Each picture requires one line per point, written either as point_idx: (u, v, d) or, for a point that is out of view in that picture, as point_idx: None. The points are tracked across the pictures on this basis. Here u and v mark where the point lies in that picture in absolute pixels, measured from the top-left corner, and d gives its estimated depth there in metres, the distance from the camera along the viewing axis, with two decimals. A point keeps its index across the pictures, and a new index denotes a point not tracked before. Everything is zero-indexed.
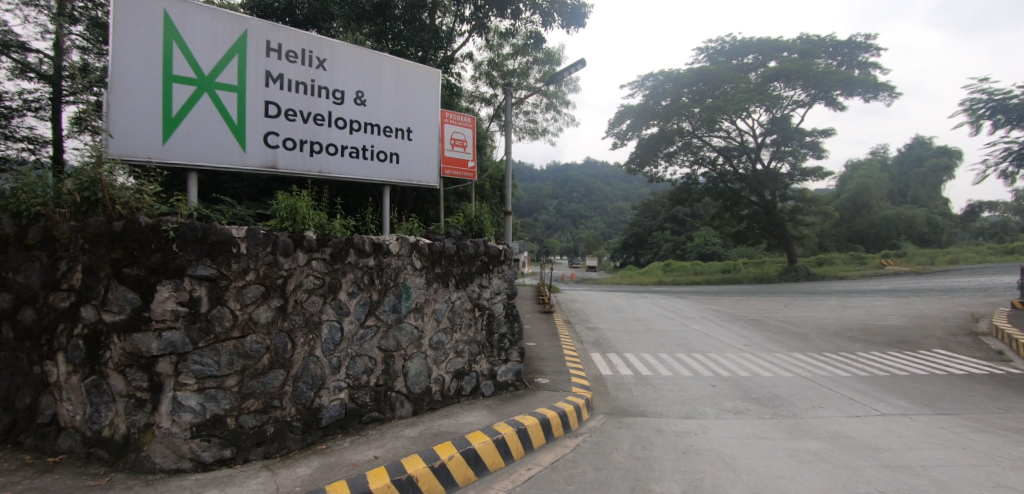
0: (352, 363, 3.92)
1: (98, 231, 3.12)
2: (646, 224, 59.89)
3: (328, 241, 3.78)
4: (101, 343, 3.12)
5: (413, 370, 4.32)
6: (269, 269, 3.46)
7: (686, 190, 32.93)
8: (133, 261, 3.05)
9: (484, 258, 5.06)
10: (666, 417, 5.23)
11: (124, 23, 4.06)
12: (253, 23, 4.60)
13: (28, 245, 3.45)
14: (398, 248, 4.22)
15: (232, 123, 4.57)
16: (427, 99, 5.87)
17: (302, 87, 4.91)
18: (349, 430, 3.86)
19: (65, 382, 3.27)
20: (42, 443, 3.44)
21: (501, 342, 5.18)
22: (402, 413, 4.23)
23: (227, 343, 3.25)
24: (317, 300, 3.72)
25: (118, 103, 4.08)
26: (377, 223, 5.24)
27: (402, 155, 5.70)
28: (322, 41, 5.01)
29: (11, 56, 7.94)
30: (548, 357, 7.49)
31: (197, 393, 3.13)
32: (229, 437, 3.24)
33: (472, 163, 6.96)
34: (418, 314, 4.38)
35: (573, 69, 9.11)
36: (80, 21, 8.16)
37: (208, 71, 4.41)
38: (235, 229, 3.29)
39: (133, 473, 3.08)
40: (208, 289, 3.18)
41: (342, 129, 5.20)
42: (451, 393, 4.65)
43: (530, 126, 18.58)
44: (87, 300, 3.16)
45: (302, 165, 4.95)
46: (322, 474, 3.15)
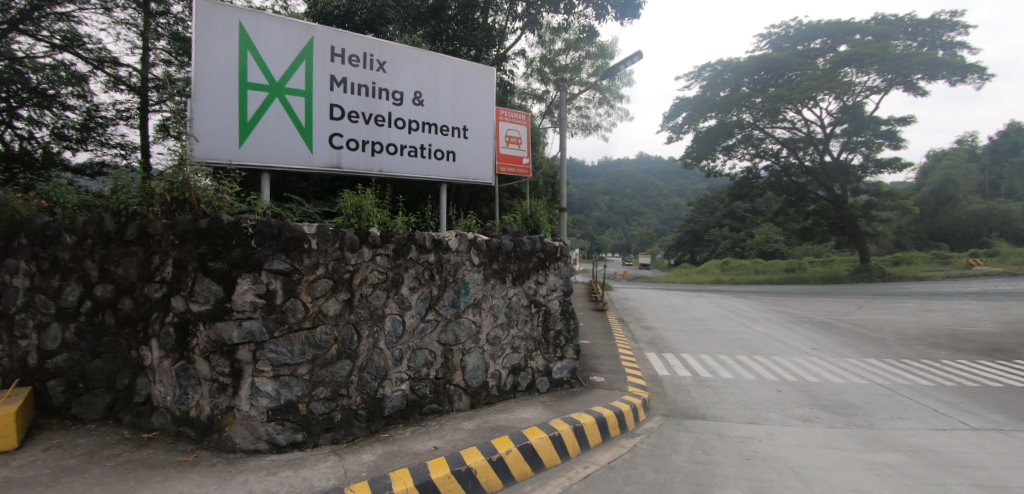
0: (413, 356, 4.04)
1: (186, 228, 3.38)
2: (703, 220, 57.82)
3: (391, 238, 3.92)
4: (189, 330, 3.39)
5: (470, 364, 4.40)
6: (337, 264, 3.63)
7: (747, 184, 31.48)
8: (217, 256, 3.29)
9: (540, 254, 5.06)
10: (729, 422, 5.04)
11: (205, 35, 4.38)
12: (319, 30, 4.84)
13: (127, 241, 3.75)
14: (457, 244, 4.31)
15: (301, 125, 4.81)
16: (483, 98, 5.95)
17: (364, 89, 5.10)
18: (410, 421, 3.99)
19: (158, 366, 3.58)
20: (137, 421, 3.79)
21: (557, 339, 5.17)
22: (460, 405, 4.32)
23: (299, 333, 3.43)
24: (380, 294, 3.87)
25: (200, 108, 4.39)
26: (435, 220, 5.35)
27: (458, 153, 5.80)
28: (382, 45, 5.19)
29: (105, 71, 8.80)
30: (603, 355, 7.40)
31: (272, 379, 3.34)
32: (301, 422, 3.43)
33: (527, 160, 6.89)
34: (476, 310, 4.46)
35: (628, 62, 8.93)
36: (163, 36, 8.84)
37: (279, 77, 4.68)
38: (307, 226, 3.48)
39: (216, 452, 3.33)
40: (283, 282, 3.38)
41: (402, 129, 5.36)
42: (508, 389, 4.70)
43: (583, 121, 18.40)
44: (177, 291, 3.44)
45: (364, 165, 5.14)
46: (387, 461, 3.28)
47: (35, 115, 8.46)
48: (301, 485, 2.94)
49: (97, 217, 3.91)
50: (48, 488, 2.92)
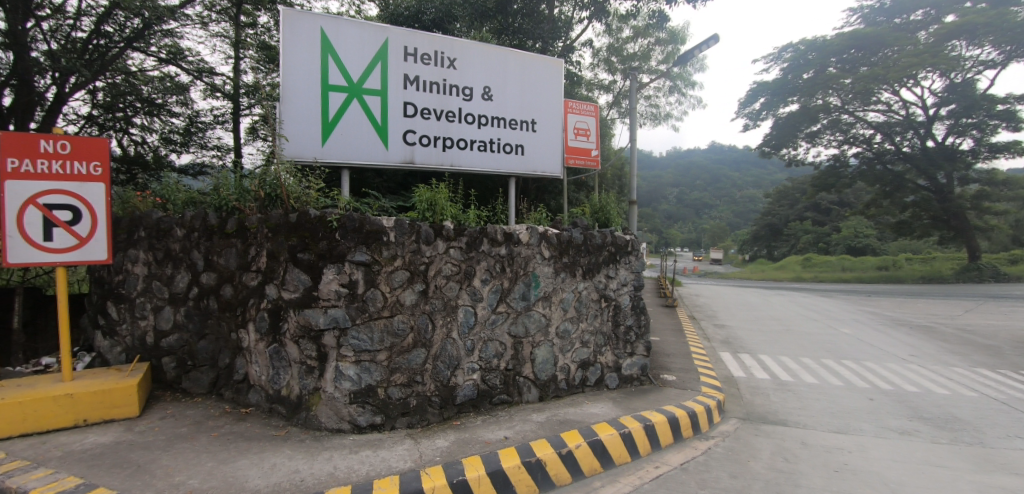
0: (485, 347, 4.13)
1: (278, 221, 3.66)
2: (782, 213, 54.27)
3: (463, 231, 4.01)
4: (281, 316, 3.66)
5: (540, 357, 4.43)
6: (414, 257, 3.77)
7: (834, 173, 29.12)
8: (305, 247, 3.52)
9: (611, 248, 4.98)
10: (813, 430, 4.71)
11: (292, 42, 4.69)
12: (393, 31, 5.03)
13: (227, 234, 4.11)
14: (528, 237, 4.33)
15: (377, 123, 5.02)
16: (551, 90, 5.92)
17: (436, 86, 5.24)
18: (480, 410, 4.09)
19: (254, 348, 3.91)
20: (236, 397, 4.16)
21: (627, 335, 5.06)
22: (529, 398, 4.36)
23: (379, 321, 3.61)
24: (454, 286, 3.98)
25: (288, 110, 4.70)
26: (505, 213, 5.40)
27: (527, 146, 5.81)
28: (453, 42, 5.32)
29: (204, 80, 9.61)
30: (674, 353, 7.17)
31: (354, 364, 3.53)
32: (380, 406, 3.62)
33: (595, 152, 6.77)
34: (546, 303, 4.46)
35: (702, 46, 8.50)
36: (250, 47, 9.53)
37: (357, 78, 4.92)
38: (386, 219, 3.65)
39: (304, 429, 3.59)
40: (364, 273, 3.56)
41: (471, 124, 5.45)
42: (576, 383, 4.68)
43: (653, 111, 17.81)
44: (270, 280, 3.72)
45: (436, 160, 5.27)
46: (459, 448, 3.38)
47: (147, 122, 9.47)
48: (380, 465, 3.11)
49: (202, 212, 4.33)
50: (165, 452, 3.28)
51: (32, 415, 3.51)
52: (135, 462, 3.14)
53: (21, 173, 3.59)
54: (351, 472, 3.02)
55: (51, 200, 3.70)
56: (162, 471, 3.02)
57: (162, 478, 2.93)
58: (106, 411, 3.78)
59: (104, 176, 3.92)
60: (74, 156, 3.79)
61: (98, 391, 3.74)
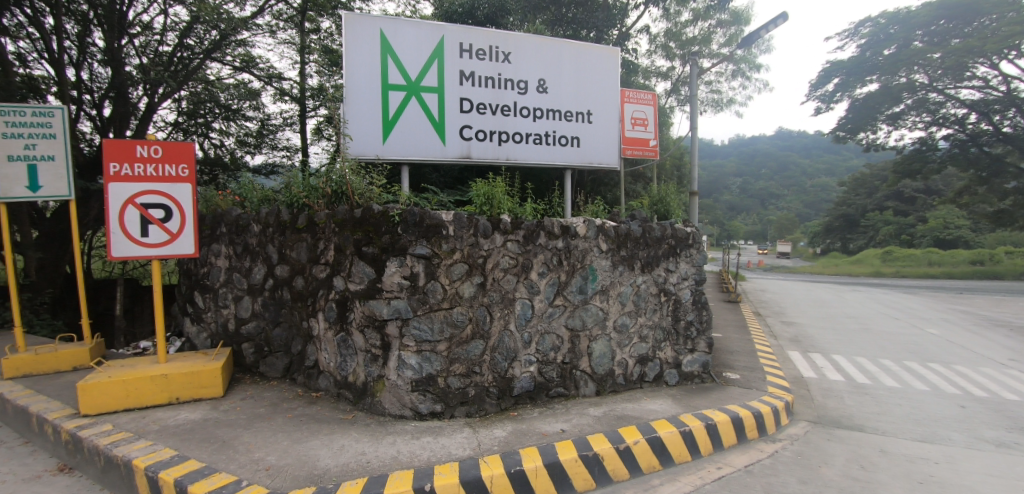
0: (542, 340, 4.15)
1: (345, 217, 3.84)
2: (859, 202, 50.50)
3: (520, 224, 4.04)
4: (348, 306, 3.85)
5: (597, 351, 4.39)
6: (472, 250, 3.85)
7: (919, 158, 26.72)
8: (369, 241, 3.67)
9: (670, 241, 4.85)
10: (894, 437, 4.39)
11: (354, 44, 4.89)
12: (449, 28, 5.12)
13: (298, 229, 4.36)
14: (585, 230, 4.30)
15: (435, 120, 5.13)
16: (607, 80, 5.82)
17: (491, 81, 5.29)
18: (537, 402, 4.12)
19: (323, 336, 4.13)
20: (307, 381, 4.43)
21: (688, 330, 4.91)
22: (586, 391, 4.35)
23: (439, 313, 3.72)
24: (511, 278, 4.02)
25: (351, 110, 4.90)
26: (560, 207, 5.38)
27: (583, 138, 5.74)
28: (507, 37, 5.33)
29: (274, 85, 10.21)
30: (737, 351, 6.89)
31: (416, 353, 3.66)
32: (440, 394, 3.74)
33: (654, 142, 6.58)
34: (604, 297, 4.42)
35: (769, 26, 8.03)
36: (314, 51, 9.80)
37: (415, 76, 5.05)
38: (445, 213, 3.74)
39: (370, 414, 3.77)
40: (424, 266, 3.67)
41: (527, 117, 5.46)
42: (634, 378, 4.60)
43: (714, 97, 17.06)
44: (337, 272, 3.92)
45: (492, 154, 5.32)
46: (516, 438, 3.43)
47: (225, 127, 10.22)
48: (441, 452, 3.21)
49: (276, 209, 4.61)
50: (246, 430, 3.56)
51: (133, 392, 3.90)
52: (221, 438, 3.42)
53: (122, 175, 3.98)
54: (414, 456, 3.14)
55: (147, 200, 4.08)
56: (244, 447, 3.28)
57: (244, 454, 3.18)
58: (195, 391, 4.15)
59: (191, 177, 4.27)
60: (165, 160, 4.15)
61: (188, 373, 4.10)
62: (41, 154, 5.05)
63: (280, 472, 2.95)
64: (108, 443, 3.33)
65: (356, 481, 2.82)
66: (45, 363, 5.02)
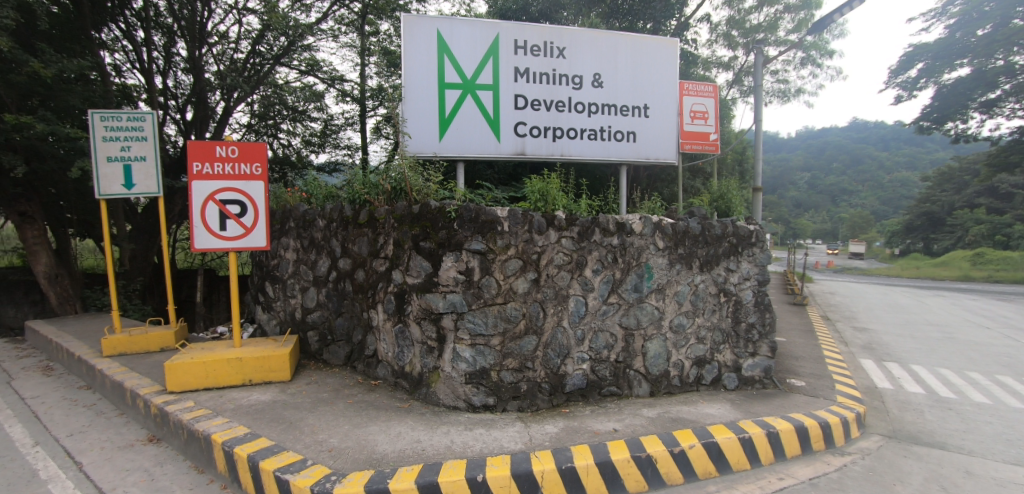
0: (595, 337, 4.12)
1: (404, 212, 3.97)
2: (945, 199, 46.30)
3: (575, 221, 4.02)
4: (406, 299, 3.98)
5: (652, 351, 4.30)
6: (527, 246, 3.87)
7: (1018, 149, 24.14)
8: (427, 236, 3.78)
9: (731, 239, 4.65)
10: (981, 457, 4.02)
11: (412, 45, 5.03)
12: (504, 26, 5.15)
13: (360, 224, 4.54)
14: (641, 227, 4.22)
15: (490, 117, 5.19)
16: (665, 73, 5.66)
17: (545, 77, 5.28)
18: (590, 400, 4.10)
19: (382, 326, 4.29)
20: (367, 370, 4.62)
21: (749, 333, 4.69)
22: (640, 392, 4.27)
23: (493, 307, 3.77)
24: (565, 275, 4.01)
25: (409, 109, 5.05)
26: (615, 203, 5.31)
27: (639, 133, 5.62)
28: (562, 31, 5.30)
29: (337, 87, 10.68)
30: (803, 357, 6.52)
31: (470, 347, 3.73)
32: (493, 388, 3.79)
33: (715, 136, 6.31)
34: (660, 296, 4.32)
35: (844, 8, 7.50)
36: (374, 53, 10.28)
37: (470, 75, 5.12)
38: (500, 210, 3.78)
39: (425, 403, 3.89)
40: (479, 261, 3.73)
41: (581, 112, 5.41)
42: (691, 380, 4.46)
43: (781, 87, 16.18)
44: (396, 266, 4.06)
45: (546, 150, 5.32)
46: (568, 435, 3.43)
47: (292, 128, 10.83)
48: (493, 444, 3.27)
49: (340, 205, 4.83)
50: (311, 413, 3.76)
51: (211, 373, 4.22)
52: (288, 419, 3.64)
53: (203, 174, 4.30)
54: (467, 447, 3.21)
55: (225, 196, 4.39)
56: (309, 429, 3.47)
57: (309, 435, 3.37)
58: (265, 374, 4.43)
59: (263, 175, 4.54)
60: (240, 159, 4.44)
61: (259, 357, 4.38)
62: (134, 155, 5.55)
63: (341, 454, 3.11)
64: (190, 419, 3.63)
65: (412, 467, 2.93)
66: (136, 344, 5.51)
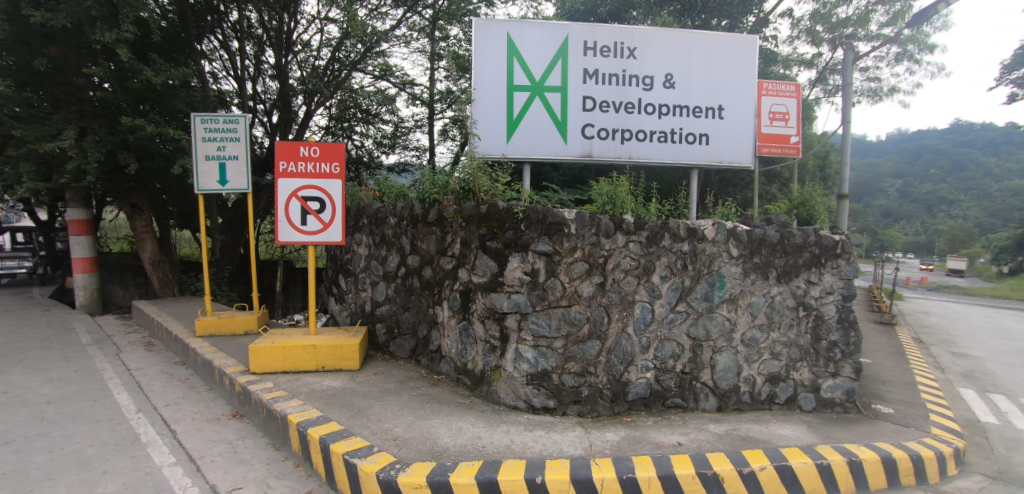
0: (661, 345, 4.00)
1: (472, 212, 4.06)
2: None
3: (644, 225, 3.93)
4: (470, 297, 4.06)
5: (721, 364, 4.11)
6: (593, 249, 3.83)
7: None
8: (493, 236, 3.84)
9: (813, 249, 4.28)
10: None
11: (482, 48, 5.13)
12: (573, 27, 5.12)
13: (429, 222, 4.68)
14: (714, 234, 4.05)
15: (558, 119, 5.18)
16: (743, 73, 5.39)
17: (615, 78, 5.19)
18: (652, 410, 3.98)
19: (447, 323, 4.39)
20: (430, 364, 4.74)
21: (831, 352, 4.32)
22: (706, 406, 4.09)
23: (557, 310, 3.76)
24: (632, 280, 3.92)
25: (479, 111, 5.15)
26: (685, 207, 5.11)
27: (712, 135, 5.38)
28: (634, 31, 5.18)
29: (408, 91, 11.08)
30: (890, 381, 5.98)
31: (532, 348, 3.75)
32: (554, 390, 3.78)
33: (796, 139, 5.91)
34: (732, 306, 4.11)
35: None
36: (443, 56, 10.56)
37: (539, 77, 5.14)
38: (567, 211, 3.77)
39: (485, 401, 3.95)
40: (545, 262, 3.73)
41: (651, 114, 5.27)
42: (762, 398, 4.20)
43: (872, 85, 14.94)
44: (462, 264, 4.15)
45: (614, 152, 5.23)
46: (630, 444, 3.35)
47: (365, 129, 11.36)
48: (553, 447, 3.25)
49: (410, 204, 5.01)
50: (378, 402, 3.92)
51: (289, 357, 4.51)
52: (357, 406, 3.82)
53: (288, 172, 4.61)
54: (526, 448, 3.22)
55: (307, 193, 4.67)
56: (375, 417, 3.62)
57: (376, 422, 3.52)
58: (337, 362, 4.66)
59: (341, 174, 4.77)
60: (321, 159, 4.69)
61: (332, 346, 4.61)
62: (229, 154, 6.03)
63: (405, 443, 3.22)
64: (270, 398, 3.89)
65: (472, 462, 2.97)
66: (225, 326, 6.00)
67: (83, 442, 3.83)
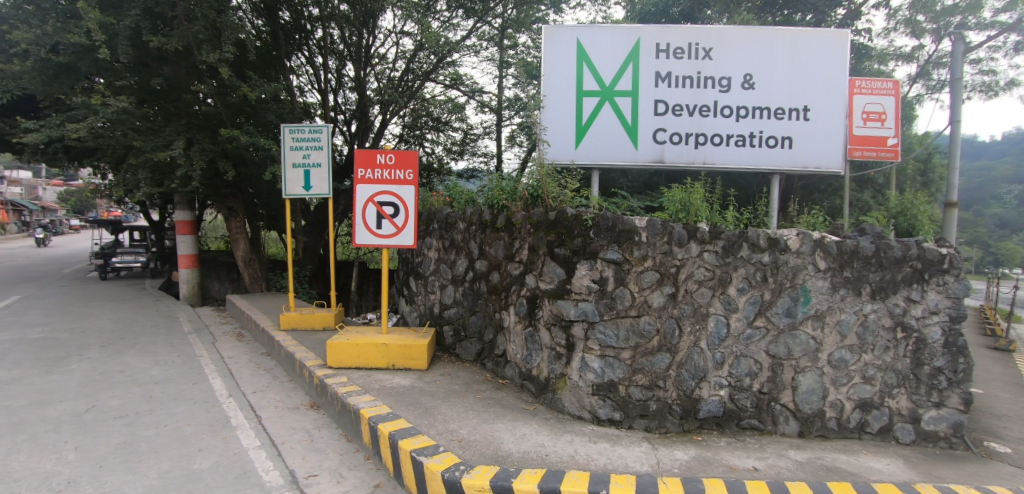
0: (736, 362, 3.77)
1: (541, 219, 4.12)
2: None
3: (720, 234, 3.75)
4: (537, 303, 4.09)
5: (804, 385, 3.80)
6: (665, 258, 3.72)
7: None
8: (562, 243, 3.88)
9: (915, 263, 3.80)
10: None
11: (552, 56, 5.15)
12: (645, 30, 4.99)
13: (497, 228, 4.75)
14: (799, 244, 3.73)
15: (628, 124, 5.07)
16: (833, 71, 4.98)
17: (689, 81, 5.00)
18: (725, 430, 3.78)
19: (513, 328, 4.42)
20: (495, 368, 4.78)
21: (935, 379, 3.85)
22: (787, 430, 3.80)
23: (625, 319, 3.69)
24: (706, 291, 3.75)
25: (548, 118, 5.19)
26: (765, 215, 4.79)
27: (797, 138, 5.00)
28: (710, 31, 4.95)
29: (478, 98, 11.32)
30: (1009, 416, 5.26)
31: (599, 357, 3.69)
32: (620, 403, 3.69)
33: (895, 141, 5.40)
34: (818, 323, 3.77)
35: None
36: (512, 64, 10.68)
37: (609, 81, 5.06)
38: (638, 219, 3.71)
39: (550, 409, 3.94)
40: (614, 271, 3.70)
41: (728, 117, 5.00)
42: (851, 426, 3.84)
43: (986, 78, 13.34)
44: (530, 270, 4.19)
45: (687, 158, 5.03)
46: (700, 465, 3.19)
47: (436, 137, 11.73)
48: (618, 461, 3.17)
49: (479, 210, 5.10)
50: (444, 402, 4.01)
51: (362, 354, 4.72)
52: (424, 405, 3.92)
53: (366, 178, 4.87)
54: (590, 460, 3.15)
55: (382, 198, 4.88)
56: (441, 417, 3.71)
57: (442, 423, 3.60)
58: (406, 361, 4.80)
59: (414, 180, 4.92)
60: (396, 166, 4.89)
61: (401, 345, 4.77)
62: (313, 161, 6.43)
63: (469, 445, 3.26)
64: (344, 392, 4.09)
65: (535, 470, 2.96)
66: (305, 322, 6.39)
67: (183, 420, 4.22)
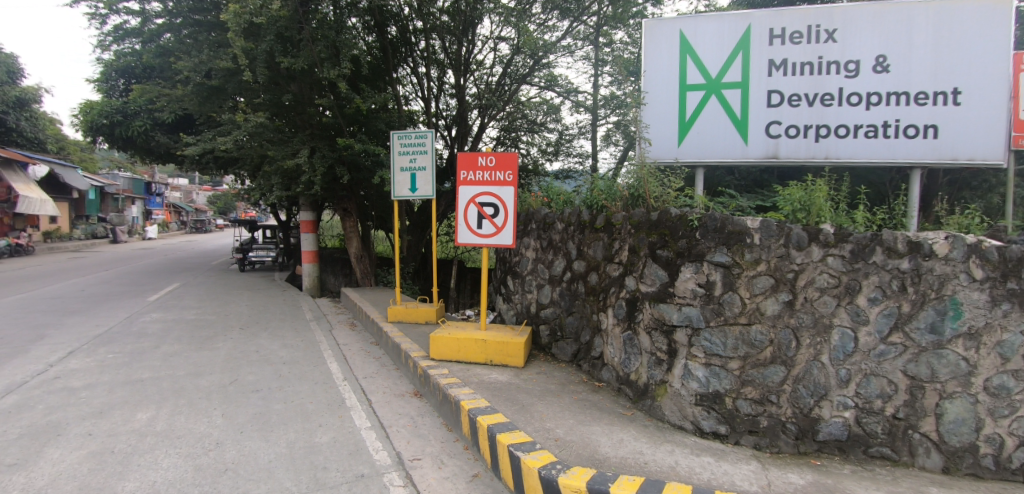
0: (865, 381, 3.37)
1: (642, 219, 4.06)
2: None
3: (848, 236, 3.39)
4: (637, 306, 4.01)
5: (952, 414, 3.25)
6: (780, 262, 3.46)
7: None
8: (665, 245, 3.80)
9: None
10: None
11: (653, 50, 5.00)
12: (757, 15, 4.65)
13: (596, 228, 4.71)
14: (948, 249, 3.22)
15: (737, 118, 4.77)
16: (993, 45, 4.20)
17: (809, 67, 4.56)
18: (849, 457, 3.40)
19: (611, 331, 4.34)
20: (592, 371, 4.72)
21: None
22: (927, 463, 3.32)
23: (734, 327, 3.50)
24: (830, 301, 3.41)
25: (650, 115, 5.05)
26: (903, 216, 4.24)
27: (944, 126, 4.29)
28: (834, 10, 4.47)
29: (573, 98, 11.26)
30: None
31: (704, 366, 3.56)
32: (726, 416, 3.51)
33: None
34: (972, 343, 3.18)
35: None
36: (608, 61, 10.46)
37: (716, 74, 4.81)
38: (750, 220, 3.51)
39: (648, 415, 3.85)
40: (722, 275, 3.54)
41: (856, 105, 4.46)
42: (1014, 467, 3.22)
43: None
44: (630, 272, 4.12)
45: (806, 152, 4.58)
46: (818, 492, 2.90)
47: (531, 138, 11.88)
48: (723, 477, 2.99)
49: (577, 211, 5.09)
50: (540, 400, 4.05)
51: (462, 349, 4.92)
52: (520, 402, 3.98)
53: (469, 180, 5.08)
54: (692, 473, 3.01)
55: (483, 199, 5.05)
56: (538, 415, 3.74)
57: (538, 421, 3.63)
58: (504, 358, 4.90)
59: (513, 181, 4.99)
60: (497, 168, 5.00)
61: (499, 342, 4.89)
62: (419, 166, 6.80)
63: (566, 446, 3.26)
64: (446, 383, 4.29)
65: (633, 477, 2.88)
66: (411, 315, 6.79)
67: (307, 398, 4.69)
